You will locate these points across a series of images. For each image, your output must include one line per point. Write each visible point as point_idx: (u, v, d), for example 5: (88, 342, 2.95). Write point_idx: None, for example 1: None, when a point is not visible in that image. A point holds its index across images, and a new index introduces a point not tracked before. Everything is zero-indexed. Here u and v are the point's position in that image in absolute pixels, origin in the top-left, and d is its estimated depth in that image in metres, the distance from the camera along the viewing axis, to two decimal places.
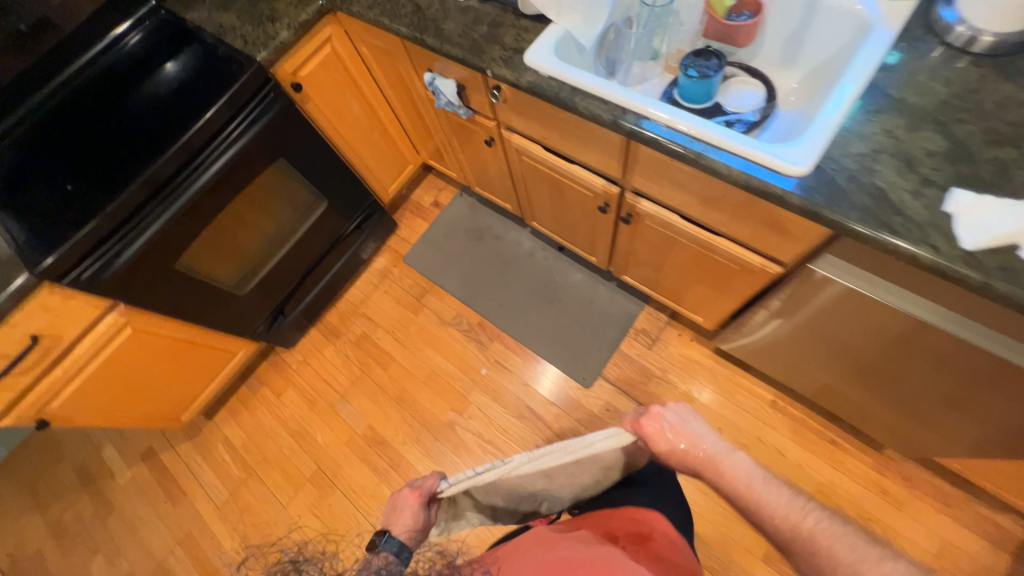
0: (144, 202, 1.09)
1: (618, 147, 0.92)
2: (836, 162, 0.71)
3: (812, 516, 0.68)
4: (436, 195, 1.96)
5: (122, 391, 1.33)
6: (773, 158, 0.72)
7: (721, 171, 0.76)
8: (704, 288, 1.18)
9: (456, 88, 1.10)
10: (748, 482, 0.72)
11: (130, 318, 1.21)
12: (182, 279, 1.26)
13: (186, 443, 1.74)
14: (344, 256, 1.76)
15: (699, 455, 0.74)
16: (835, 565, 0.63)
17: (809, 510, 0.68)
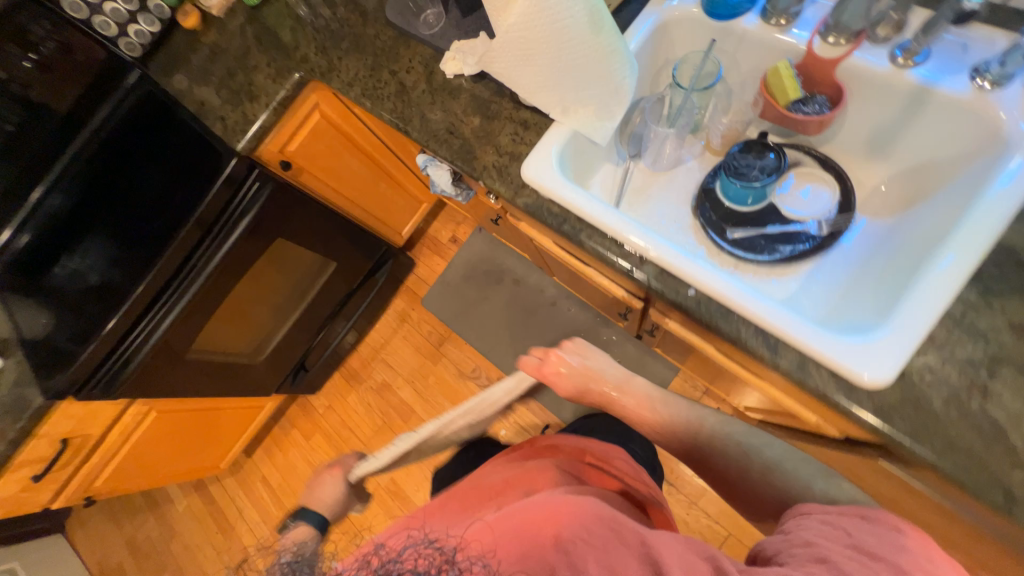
0: (144, 310, 1.06)
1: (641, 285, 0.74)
2: (931, 373, 0.52)
3: (706, 421, 0.73)
4: (453, 230, 1.83)
5: (160, 458, 1.41)
6: (836, 358, 0.54)
7: (763, 358, 0.59)
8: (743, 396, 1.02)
9: (450, 176, 0.95)
10: (649, 403, 0.76)
11: (152, 405, 1.24)
12: (195, 369, 1.24)
13: (230, 478, 1.86)
14: (361, 305, 1.71)
15: (603, 386, 0.79)
16: (732, 457, 0.70)
17: (703, 415, 0.74)
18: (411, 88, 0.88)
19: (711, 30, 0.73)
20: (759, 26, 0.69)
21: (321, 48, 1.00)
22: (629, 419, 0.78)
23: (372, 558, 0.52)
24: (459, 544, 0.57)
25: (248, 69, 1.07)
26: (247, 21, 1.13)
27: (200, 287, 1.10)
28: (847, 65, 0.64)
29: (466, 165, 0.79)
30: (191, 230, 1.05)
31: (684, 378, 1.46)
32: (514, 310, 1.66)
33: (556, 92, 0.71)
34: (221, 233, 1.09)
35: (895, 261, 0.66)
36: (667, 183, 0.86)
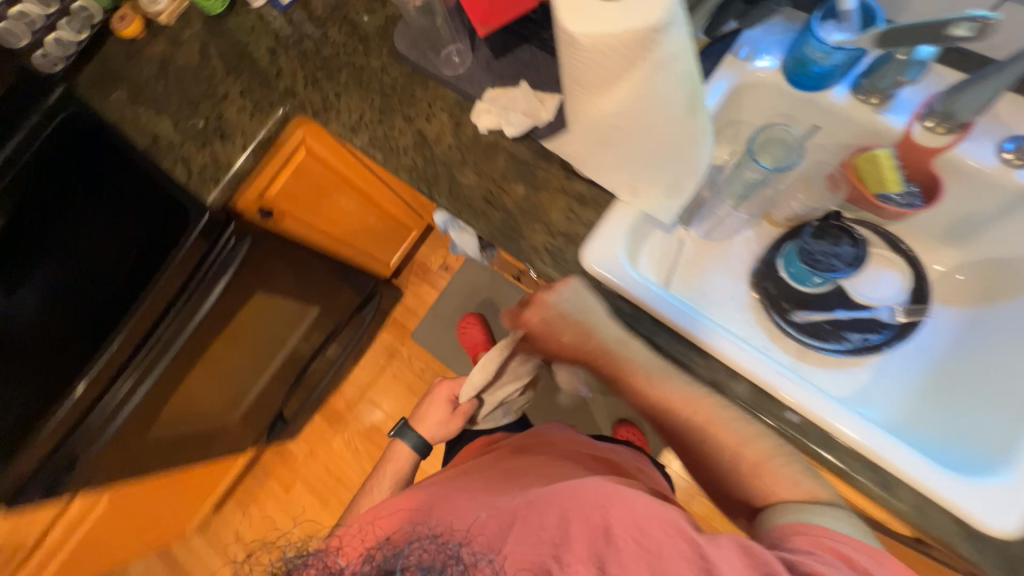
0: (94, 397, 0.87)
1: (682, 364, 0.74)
2: None
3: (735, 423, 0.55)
4: (445, 255, 1.68)
5: (115, 540, 1.21)
6: (953, 499, 0.51)
7: (872, 489, 0.54)
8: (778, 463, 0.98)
9: (476, 239, 0.82)
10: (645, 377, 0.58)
11: (105, 493, 1.04)
12: (158, 449, 1.05)
13: (196, 537, 1.66)
14: (345, 344, 1.55)
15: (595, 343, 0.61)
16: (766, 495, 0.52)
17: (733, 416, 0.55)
18: (434, 142, 0.75)
19: (790, 99, 0.65)
20: (848, 101, 0.62)
21: (312, 79, 0.83)
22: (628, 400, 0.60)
23: (375, 553, 0.47)
24: (475, 542, 0.50)
25: (215, 97, 0.87)
26: (208, 32, 0.92)
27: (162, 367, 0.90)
28: (948, 156, 0.59)
29: (513, 247, 0.68)
30: (152, 300, 0.85)
31: None
32: None
33: (629, 173, 0.60)
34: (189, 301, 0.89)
35: (978, 362, 0.63)
36: (722, 254, 0.79)
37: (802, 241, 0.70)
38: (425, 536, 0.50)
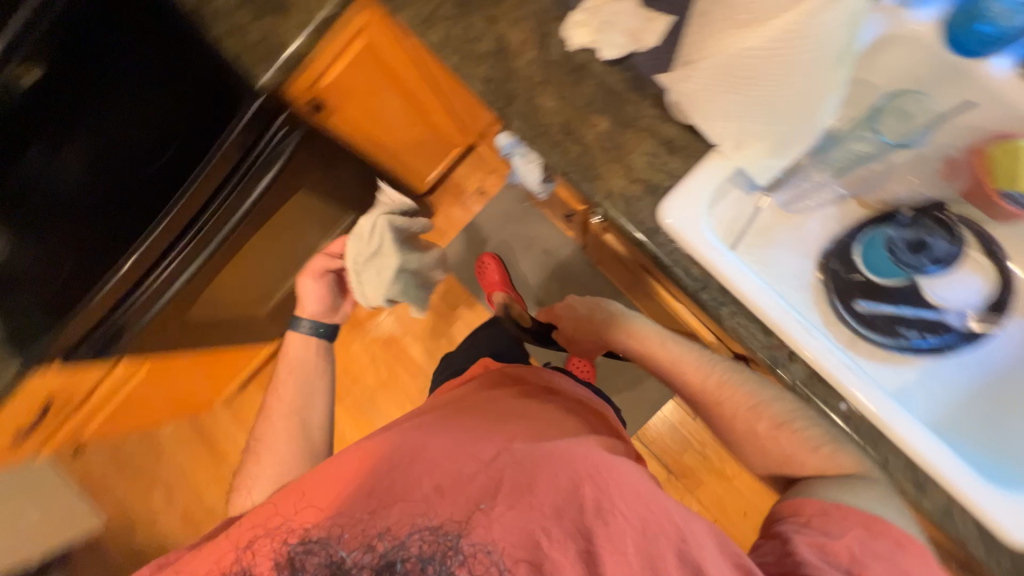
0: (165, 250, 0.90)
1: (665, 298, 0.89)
2: None
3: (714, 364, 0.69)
4: (482, 179, 1.62)
5: (142, 409, 1.27)
6: (981, 502, 0.51)
7: (908, 490, 0.54)
8: None
9: (541, 172, 0.77)
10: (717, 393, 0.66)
11: (142, 365, 1.08)
12: (196, 318, 1.09)
13: (222, 406, 1.80)
14: None
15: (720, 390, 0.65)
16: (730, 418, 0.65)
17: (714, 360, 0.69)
18: (515, 54, 0.67)
19: (937, 63, 0.59)
20: (1001, 80, 0.57)
21: None
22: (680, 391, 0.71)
23: (375, 542, 0.50)
24: (448, 505, 0.52)
25: None
26: None
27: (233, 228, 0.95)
28: None
29: (588, 188, 0.63)
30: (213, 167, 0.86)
31: None
32: (541, 283, 1.55)
33: (738, 125, 0.54)
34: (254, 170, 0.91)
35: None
36: (799, 231, 0.72)
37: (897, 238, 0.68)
38: (422, 523, 0.51)
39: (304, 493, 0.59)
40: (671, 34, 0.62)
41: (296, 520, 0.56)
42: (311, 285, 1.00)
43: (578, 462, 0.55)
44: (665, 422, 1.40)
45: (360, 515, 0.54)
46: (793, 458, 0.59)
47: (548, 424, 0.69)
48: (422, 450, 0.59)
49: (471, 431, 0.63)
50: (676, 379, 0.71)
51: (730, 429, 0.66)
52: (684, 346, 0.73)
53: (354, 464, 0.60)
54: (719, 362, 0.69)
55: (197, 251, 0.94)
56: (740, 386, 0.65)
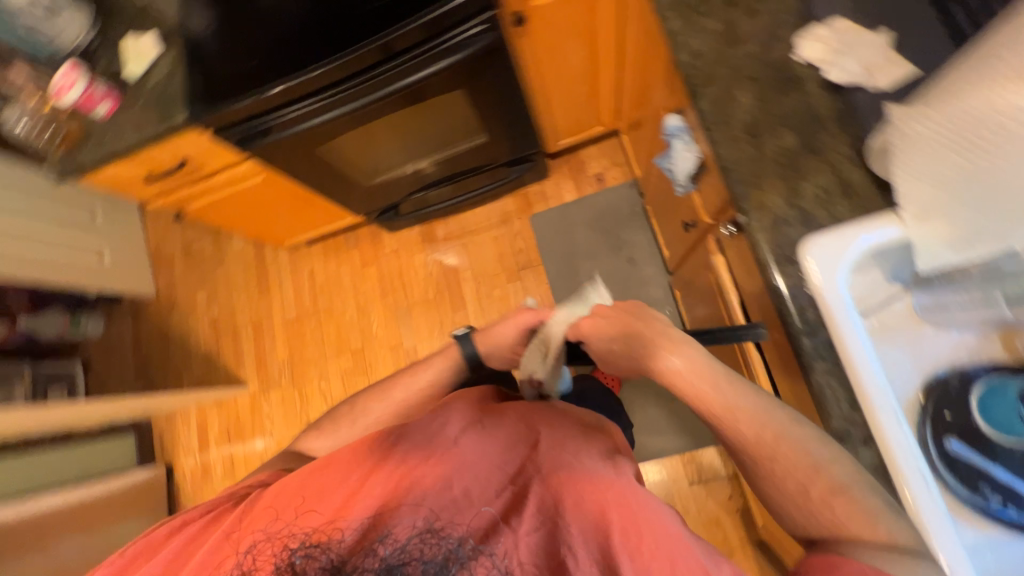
0: (331, 83, 0.98)
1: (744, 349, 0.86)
2: None
3: (772, 412, 0.59)
4: (606, 168, 1.63)
5: (239, 211, 1.42)
6: None
7: None
8: None
9: (693, 166, 0.77)
10: (769, 443, 0.57)
11: (265, 171, 1.22)
12: (321, 156, 1.20)
13: (285, 253, 1.94)
14: (485, 185, 1.61)
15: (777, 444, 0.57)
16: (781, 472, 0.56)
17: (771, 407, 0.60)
18: (737, 40, 0.66)
19: None
20: None
21: None
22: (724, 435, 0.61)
23: (375, 546, 0.60)
24: (462, 515, 0.63)
25: None
26: None
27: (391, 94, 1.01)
28: None
29: (741, 191, 0.62)
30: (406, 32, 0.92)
31: (721, 455, 1.41)
32: (611, 286, 1.55)
33: (935, 195, 0.51)
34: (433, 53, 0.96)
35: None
36: (923, 339, 0.67)
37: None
38: (430, 527, 0.62)
39: (316, 494, 0.67)
40: (908, 83, 0.58)
41: (298, 523, 0.64)
42: (503, 324, 0.90)
43: (592, 493, 0.64)
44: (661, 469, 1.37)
45: (362, 522, 0.63)
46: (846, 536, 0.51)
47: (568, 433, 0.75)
48: (439, 465, 0.67)
49: (496, 439, 0.72)
50: (727, 427, 0.61)
51: (777, 490, 0.57)
52: (742, 391, 0.62)
53: (370, 463, 0.69)
54: (779, 411, 0.59)
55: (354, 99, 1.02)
56: (799, 442, 0.56)
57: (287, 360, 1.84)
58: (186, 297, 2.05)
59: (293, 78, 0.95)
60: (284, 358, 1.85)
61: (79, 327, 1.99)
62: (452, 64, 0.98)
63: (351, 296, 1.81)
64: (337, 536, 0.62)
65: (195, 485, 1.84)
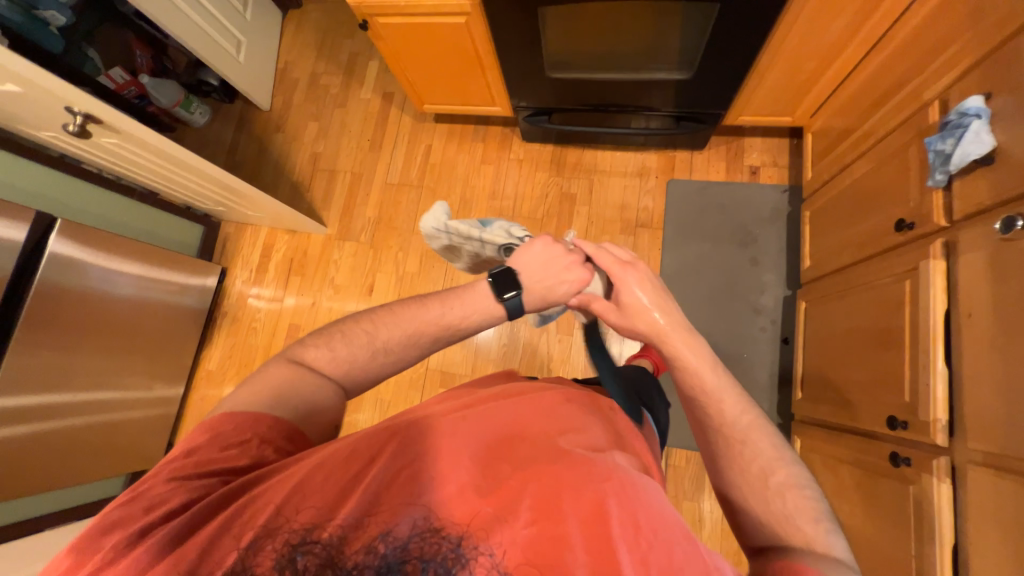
0: None
1: (921, 368, 0.79)
2: None
3: (747, 413, 0.65)
4: (766, 164, 1.57)
5: (413, 49, 1.38)
6: None
7: None
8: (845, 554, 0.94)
9: (977, 153, 0.71)
10: (737, 436, 0.63)
11: (473, 14, 1.20)
12: (534, 21, 1.15)
13: (408, 119, 1.89)
14: (620, 128, 1.53)
15: (746, 439, 0.63)
16: (744, 462, 0.61)
17: (746, 407, 0.65)
18: None
19: None
20: None
21: None
22: (703, 419, 0.66)
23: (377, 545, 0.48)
24: (456, 507, 0.50)
25: None
26: None
27: None
28: None
29: None
30: None
31: None
32: (723, 277, 1.52)
33: None
34: None
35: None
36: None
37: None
38: (426, 518, 0.49)
39: (300, 485, 0.52)
40: None
41: (292, 518, 0.50)
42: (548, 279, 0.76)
43: (587, 484, 0.51)
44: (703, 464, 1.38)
45: (358, 513, 0.50)
46: (789, 520, 0.56)
47: (574, 419, 0.64)
48: (430, 460, 0.54)
49: (488, 424, 0.60)
50: (705, 410, 0.66)
51: (733, 470, 0.62)
52: (727, 384, 0.67)
53: (360, 458, 0.54)
54: (753, 412, 0.65)
55: None
56: (764, 441, 0.62)
57: (372, 221, 1.82)
58: (295, 124, 2.02)
59: None
60: (370, 216, 1.83)
61: (188, 110, 1.95)
62: None
63: (458, 187, 1.78)
64: (329, 516, 0.50)
65: (241, 300, 1.85)
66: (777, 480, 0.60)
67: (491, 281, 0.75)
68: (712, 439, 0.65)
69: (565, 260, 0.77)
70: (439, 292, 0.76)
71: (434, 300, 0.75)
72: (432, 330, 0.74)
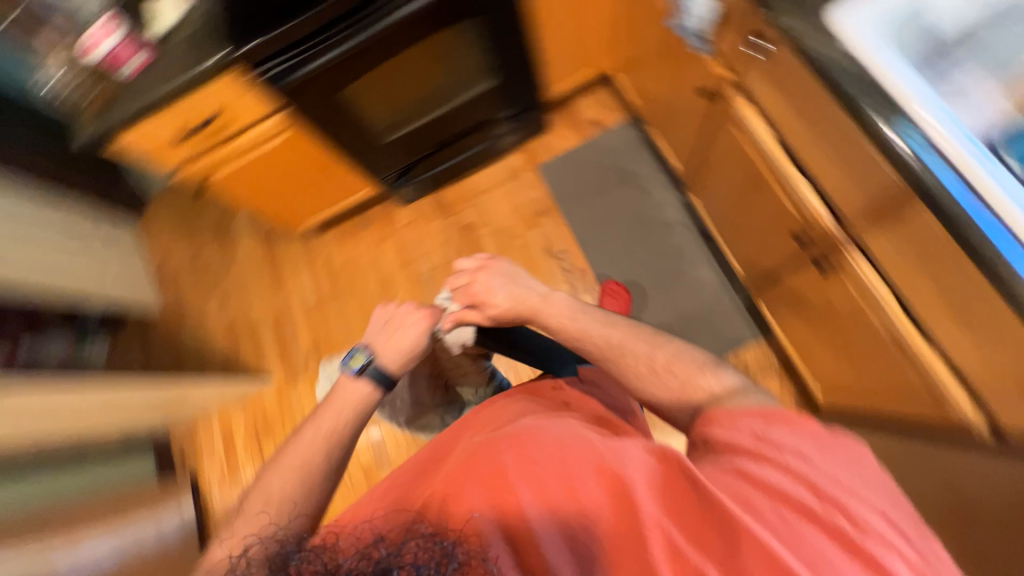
0: (352, 12, 1.06)
1: (784, 185, 0.90)
2: None
3: (616, 329, 0.81)
4: (602, 113, 1.75)
5: (259, 182, 1.44)
6: None
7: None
8: (847, 366, 0.99)
9: (711, 14, 0.86)
10: (618, 347, 0.77)
11: (292, 126, 1.28)
12: (345, 105, 1.25)
13: (296, 245, 1.93)
14: (486, 141, 1.69)
15: (625, 346, 0.77)
16: (633, 362, 0.75)
17: (616, 326, 0.81)
18: None
19: None
20: None
21: None
22: (595, 355, 0.80)
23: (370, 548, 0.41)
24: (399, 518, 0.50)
25: None
26: None
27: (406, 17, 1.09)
28: None
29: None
30: None
31: (764, 350, 1.42)
32: (627, 216, 1.64)
33: None
34: None
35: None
36: (967, 99, 0.71)
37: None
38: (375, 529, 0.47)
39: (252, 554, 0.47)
40: None
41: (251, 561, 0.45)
42: (398, 331, 0.91)
43: (492, 457, 0.56)
44: None
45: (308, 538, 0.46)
46: (688, 383, 0.69)
47: (493, 417, 0.71)
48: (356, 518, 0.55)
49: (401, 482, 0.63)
50: (590, 345, 0.80)
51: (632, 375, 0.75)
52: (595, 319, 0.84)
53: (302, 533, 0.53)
54: (621, 326, 0.81)
55: (369, 29, 1.08)
56: (636, 340, 0.77)
57: (312, 348, 1.80)
58: (195, 308, 1.99)
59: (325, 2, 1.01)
60: (308, 345, 1.81)
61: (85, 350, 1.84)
62: None
63: (372, 274, 1.83)
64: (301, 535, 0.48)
65: (227, 498, 1.72)
66: (663, 363, 0.73)
67: (348, 368, 0.84)
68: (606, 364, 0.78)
69: (400, 312, 0.94)
70: (307, 416, 0.75)
71: (306, 424, 0.73)
72: (319, 447, 0.69)
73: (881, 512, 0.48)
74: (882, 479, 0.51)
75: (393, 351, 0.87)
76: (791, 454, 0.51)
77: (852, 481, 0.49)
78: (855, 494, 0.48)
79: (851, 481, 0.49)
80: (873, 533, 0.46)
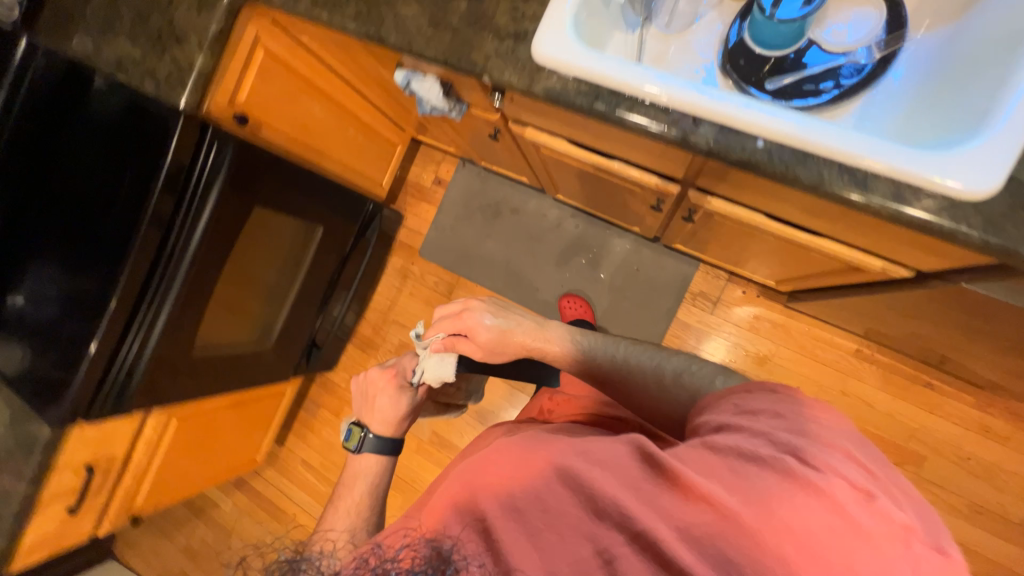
0: (138, 298, 0.96)
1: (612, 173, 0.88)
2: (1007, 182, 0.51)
3: (620, 349, 0.90)
4: (436, 170, 1.72)
5: (185, 469, 1.34)
6: (901, 164, 0.51)
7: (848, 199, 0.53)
8: (774, 266, 1.00)
9: (440, 89, 0.83)
10: (622, 366, 0.87)
11: (172, 412, 1.18)
12: (207, 360, 1.16)
13: (270, 469, 1.83)
14: (367, 253, 1.62)
15: (628, 364, 0.86)
16: (640, 375, 0.84)
17: (619, 345, 0.91)
18: None
19: None
20: None
21: None
22: (599, 378, 0.89)
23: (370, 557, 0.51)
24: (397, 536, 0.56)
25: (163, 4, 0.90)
26: None
27: (189, 266, 0.97)
28: None
29: (464, 64, 0.68)
30: (157, 211, 0.91)
31: (709, 271, 1.43)
32: (520, 240, 1.62)
33: None
34: (191, 212, 0.96)
35: (971, 56, 0.63)
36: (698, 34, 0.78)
37: (760, 12, 0.68)
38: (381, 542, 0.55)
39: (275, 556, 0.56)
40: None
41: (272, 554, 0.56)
42: (383, 397, 0.97)
43: (473, 473, 0.57)
44: (681, 326, 1.43)
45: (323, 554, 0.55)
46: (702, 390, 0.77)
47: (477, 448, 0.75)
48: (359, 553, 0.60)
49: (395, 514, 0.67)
50: (592, 372, 0.89)
51: (641, 390, 0.83)
52: (593, 342, 0.93)
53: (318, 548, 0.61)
54: (620, 344, 0.91)
55: (165, 301, 0.98)
56: (638, 357, 0.87)
57: None
58: None
59: (101, 319, 0.92)
60: None
61: None
62: (213, 211, 0.96)
63: None
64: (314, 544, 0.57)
65: None
66: (672, 376, 0.81)
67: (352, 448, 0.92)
68: (612, 382, 0.87)
69: (381, 377, 0.98)
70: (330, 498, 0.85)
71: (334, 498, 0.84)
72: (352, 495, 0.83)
73: (836, 448, 0.57)
74: (836, 430, 0.60)
75: (386, 419, 0.94)
76: (767, 416, 0.61)
77: (815, 426, 0.60)
78: (816, 432, 0.59)
79: (812, 421, 0.61)
80: (829, 459, 0.55)
